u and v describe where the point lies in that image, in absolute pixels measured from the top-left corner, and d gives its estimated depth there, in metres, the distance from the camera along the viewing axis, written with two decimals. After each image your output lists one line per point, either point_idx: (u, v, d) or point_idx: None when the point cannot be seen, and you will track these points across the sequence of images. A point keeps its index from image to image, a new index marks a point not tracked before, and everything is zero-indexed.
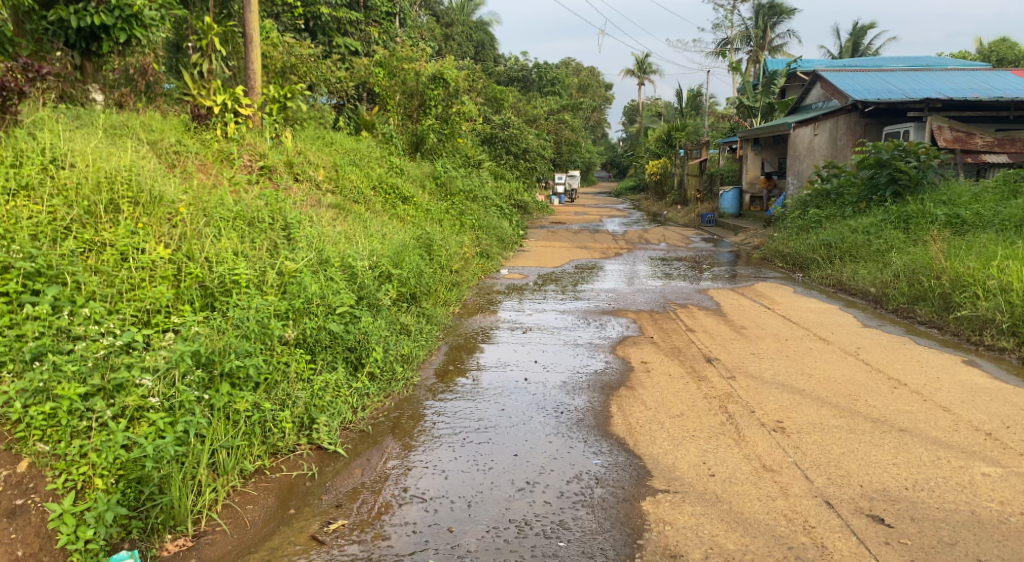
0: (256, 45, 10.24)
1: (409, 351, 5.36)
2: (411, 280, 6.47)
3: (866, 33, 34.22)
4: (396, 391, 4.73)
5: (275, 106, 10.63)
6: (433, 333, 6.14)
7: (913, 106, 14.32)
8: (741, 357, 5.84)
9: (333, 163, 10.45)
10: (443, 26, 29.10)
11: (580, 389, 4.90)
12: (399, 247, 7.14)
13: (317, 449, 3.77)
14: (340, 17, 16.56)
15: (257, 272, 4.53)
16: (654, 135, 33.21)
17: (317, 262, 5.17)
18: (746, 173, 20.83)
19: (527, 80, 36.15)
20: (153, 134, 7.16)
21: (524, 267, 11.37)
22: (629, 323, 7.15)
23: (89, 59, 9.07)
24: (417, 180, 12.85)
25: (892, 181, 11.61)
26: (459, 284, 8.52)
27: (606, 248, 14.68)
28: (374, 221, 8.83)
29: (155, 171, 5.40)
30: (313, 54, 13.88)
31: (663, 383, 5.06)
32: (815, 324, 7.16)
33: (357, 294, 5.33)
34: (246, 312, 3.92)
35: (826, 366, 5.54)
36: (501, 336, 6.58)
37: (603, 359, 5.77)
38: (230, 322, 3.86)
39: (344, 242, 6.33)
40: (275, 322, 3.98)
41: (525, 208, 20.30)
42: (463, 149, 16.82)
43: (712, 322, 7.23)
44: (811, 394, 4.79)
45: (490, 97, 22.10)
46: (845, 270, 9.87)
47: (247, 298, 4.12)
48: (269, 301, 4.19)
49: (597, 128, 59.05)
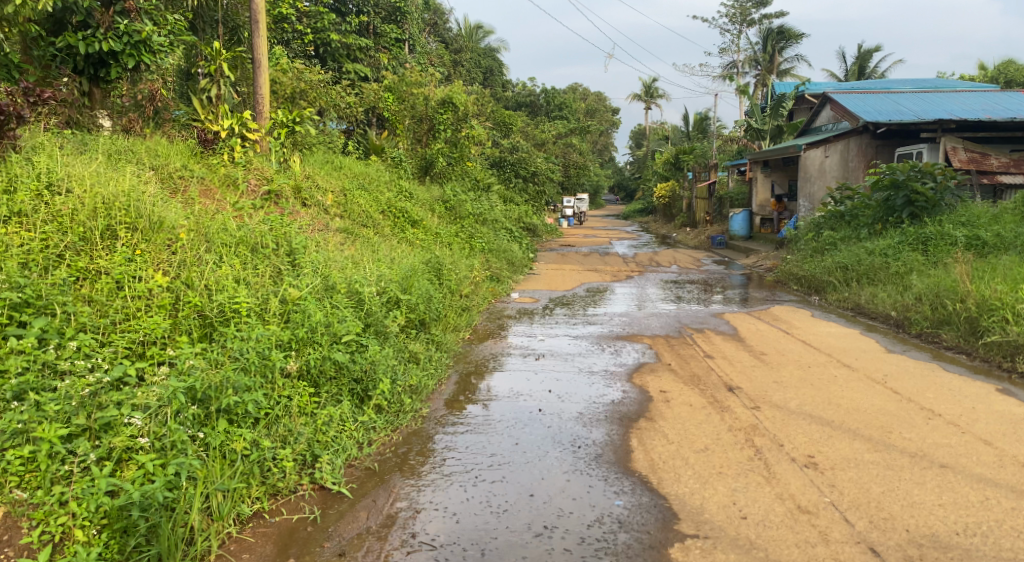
0: (265, 71, 10.17)
1: (417, 381, 5.14)
2: (420, 306, 6.27)
3: (872, 56, 34.23)
4: (404, 424, 4.51)
5: (284, 131, 10.45)
6: (442, 361, 5.92)
7: (926, 126, 14.15)
8: (764, 385, 5.58)
9: (342, 187, 10.37)
10: (451, 51, 29.27)
11: (599, 422, 4.66)
12: (408, 271, 6.97)
13: (320, 489, 3.54)
14: (349, 43, 16.66)
15: (260, 298, 4.33)
16: (663, 158, 33.22)
17: (324, 289, 4.99)
18: (756, 195, 20.67)
19: (535, 105, 37.00)
20: (159, 160, 7.05)
21: (535, 290, 11.19)
22: (645, 349, 6.91)
23: (98, 85, 9.10)
24: (426, 204, 12.71)
25: (909, 202, 11.38)
26: (470, 309, 8.31)
27: (617, 270, 14.49)
28: (383, 245, 8.69)
29: (155, 196, 5.23)
30: (324, 80, 13.83)
31: (684, 415, 4.82)
32: (838, 350, 6.90)
33: (364, 322, 5.12)
34: (245, 343, 3.71)
35: (854, 396, 5.28)
36: (513, 363, 6.35)
37: (620, 388, 5.53)
38: (229, 354, 3.64)
39: (352, 267, 6.17)
40: (276, 353, 3.78)
41: (534, 230, 20.16)
42: (472, 172, 16.71)
43: (731, 348, 7.00)
44: (841, 426, 4.53)
45: (498, 120, 22.10)
46: (864, 293, 9.65)
47: (248, 327, 3.90)
48: (270, 331, 3.98)
49: (604, 151, 59.16)
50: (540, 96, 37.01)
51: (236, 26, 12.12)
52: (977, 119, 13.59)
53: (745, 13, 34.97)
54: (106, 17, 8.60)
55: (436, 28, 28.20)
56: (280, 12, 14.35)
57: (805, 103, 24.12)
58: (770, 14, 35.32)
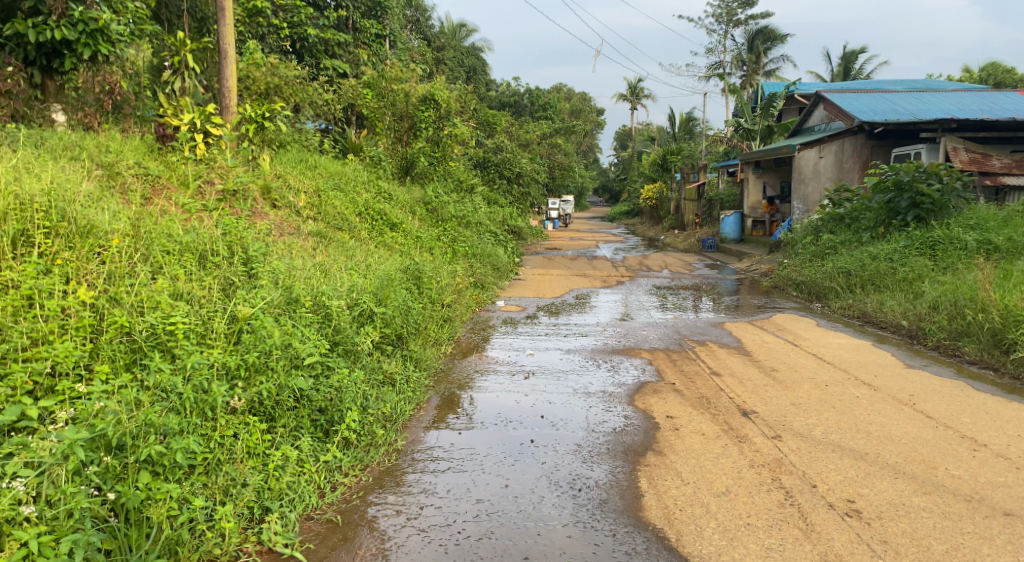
0: (232, 62, 9.52)
1: (392, 408, 4.49)
2: (397, 320, 5.63)
3: (857, 57, 34.03)
4: (375, 461, 3.88)
5: (253, 127, 9.70)
6: (421, 382, 5.29)
7: (925, 127, 13.70)
8: (780, 409, 5.01)
9: (316, 188, 9.72)
10: (434, 50, 28.69)
11: (601, 457, 4.05)
12: (384, 280, 6.34)
13: (269, 553, 2.93)
14: (327, 38, 16.05)
15: (202, 314, 3.66)
16: (650, 160, 32.76)
17: (284, 304, 4.37)
18: (748, 197, 20.15)
19: (519, 106, 36.47)
20: (110, 157, 6.41)
21: (521, 297, 10.59)
22: (645, 365, 6.31)
23: (51, 78, 8.45)
24: (407, 206, 12.08)
25: (914, 205, 10.88)
26: (453, 320, 7.65)
27: (608, 275, 13.91)
28: (358, 249, 8.06)
29: (83, 198, 4.53)
30: (300, 77, 13.17)
31: (696, 448, 4.22)
32: (854, 366, 6.35)
33: (330, 341, 4.50)
34: (177, 375, 3.06)
35: (883, 421, 4.72)
36: (500, 381, 5.73)
37: (621, 413, 4.92)
38: (155, 391, 2.99)
39: (319, 277, 5.54)
40: (218, 385, 3.13)
41: (520, 232, 19.58)
42: (456, 173, 16.10)
43: (739, 363, 6.44)
44: (877, 460, 3.97)
45: (482, 121, 21.49)
46: (870, 300, 9.16)
47: (183, 354, 3.24)
48: (211, 357, 3.31)
49: (589, 153, 58.78)
50: (525, 97, 36.51)
51: (206, 17, 11.52)
52: (978, 120, 13.14)
53: (731, 14, 34.62)
54: (59, 4, 7.92)
55: (419, 26, 27.55)
56: (253, 6, 13.68)
57: (795, 104, 23.70)
58: (756, 15, 35.01)
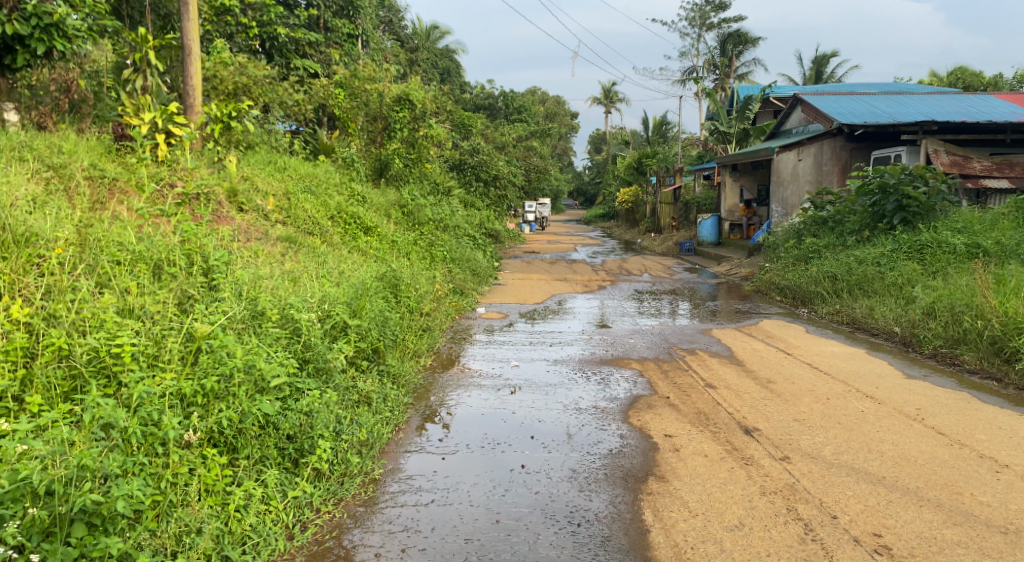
0: (196, 59, 9.06)
1: (368, 432, 4.11)
2: (372, 332, 5.25)
3: (828, 61, 34.27)
4: (349, 494, 3.48)
5: (219, 128, 9.22)
6: (399, 400, 4.91)
7: (905, 130, 13.64)
8: (784, 425, 4.71)
9: (286, 191, 9.28)
10: (408, 52, 28.25)
11: (599, 484, 3.71)
12: (358, 289, 5.95)
13: None
14: (298, 38, 15.59)
15: (153, 332, 3.25)
16: (626, 163, 32.65)
17: (247, 320, 3.96)
18: (725, 201, 19.86)
19: (494, 109, 36.22)
20: (61, 158, 5.95)
21: (501, 303, 10.24)
22: (635, 377, 5.98)
23: (2, 74, 7.93)
24: (382, 209, 11.67)
25: (900, 207, 10.75)
26: (432, 330, 7.26)
27: (589, 279, 13.61)
28: (331, 255, 7.66)
29: (16, 202, 4.06)
30: (269, 76, 12.71)
31: (700, 471, 3.90)
32: (852, 376, 6.09)
33: (300, 359, 4.11)
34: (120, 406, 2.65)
35: (894, 439, 4.44)
36: (483, 397, 5.37)
37: (616, 431, 4.59)
38: (92, 426, 2.58)
39: (287, 287, 5.14)
40: (169, 417, 2.72)
41: (497, 236, 19.25)
42: (431, 175, 15.69)
43: (733, 373, 6.16)
44: (897, 485, 3.70)
45: (457, 122, 21.11)
46: (859, 306, 8.98)
47: (129, 381, 2.82)
48: (161, 384, 2.91)
49: (563, 155, 58.63)
50: (500, 99, 36.25)
51: (169, 13, 11.07)
52: (958, 122, 13.10)
53: (705, 18, 34.64)
54: None
55: (391, 27, 27.22)
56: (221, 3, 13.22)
57: (770, 107, 23.68)
58: (729, 18, 35.10)
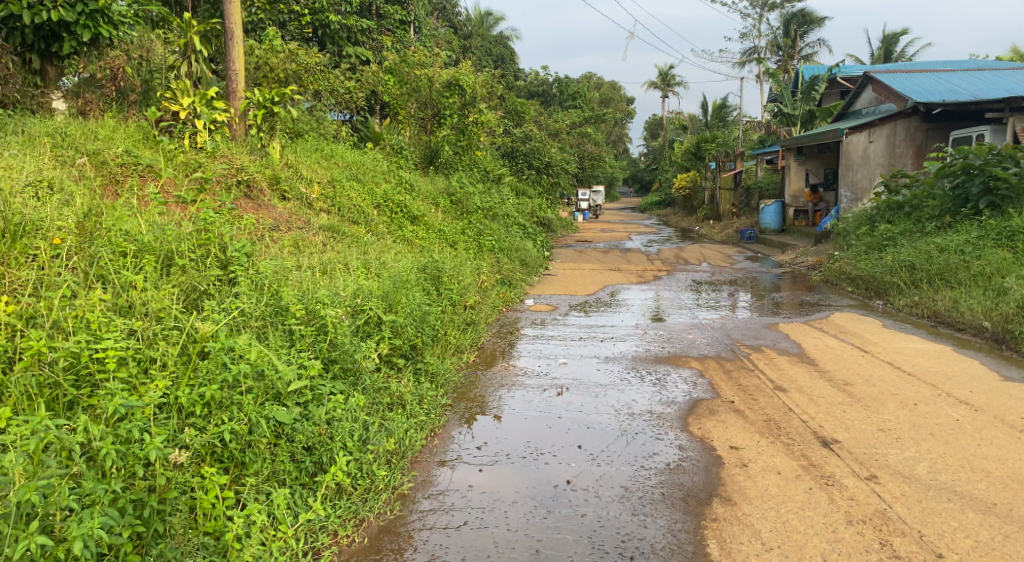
0: (239, 43, 8.85)
1: (397, 441, 3.74)
2: (409, 328, 4.87)
3: (898, 39, 32.47)
4: (373, 513, 3.13)
5: (262, 114, 9.01)
6: (436, 402, 4.52)
7: (989, 107, 12.53)
8: (868, 436, 4.14)
9: (331, 178, 9.04)
10: (461, 38, 27.96)
11: (655, 507, 3.26)
12: (397, 281, 5.58)
13: None
14: (350, 25, 15.36)
15: (148, 333, 2.98)
16: (683, 148, 31.62)
17: (267, 317, 3.65)
18: (789, 186, 18.88)
19: (548, 96, 35.62)
20: (96, 144, 5.79)
21: (551, 295, 9.79)
22: (696, 378, 5.46)
23: (50, 62, 7.85)
24: (430, 197, 11.35)
25: (987, 190, 9.81)
26: (476, 323, 6.86)
27: (643, 269, 13.01)
28: (374, 245, 7.33)
29: (22, 192, 3.78)
30: (319, 63, 12.51)
31: (773, 493, 3.40)
32: (941, 379, 5.42)
33: (325, 359, 3.76)
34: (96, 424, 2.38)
35: (1000, 456, 3.82)
36: (526, 398, 4.93)
37: (675, 442, 4.09)
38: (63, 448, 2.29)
39: (320, 280, 4.80)
40: (151, 436, 2.42)
41: (549, 224, 18.77)
42: (482, 162, 15.28)
43: (804, 374, 5.58)
44: (1013, 515, 3.13)
45: (510, 109, 20.66)
46: (941, 298, 8.19)
47: (111, 392, 2.53)
48: (149, 395, 2.62)
49: (618, 143, 57.49)
50: (554, 86, 35.59)
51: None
52: None
53: None
54: None
55: (445, 13, 26.94)
56: None
57: (837, 87, 22.42)
58: None
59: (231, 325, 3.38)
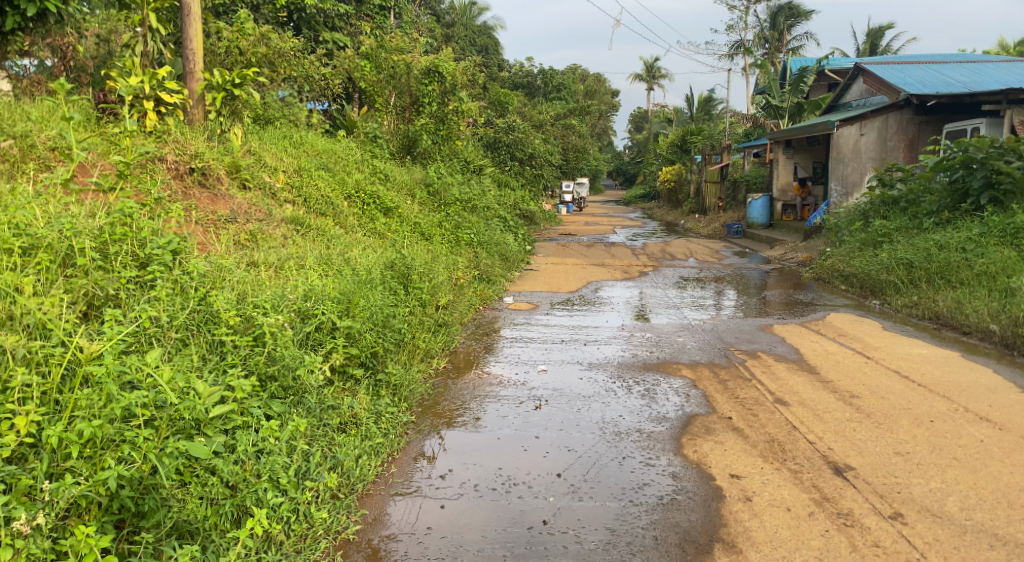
0: (197, 20, 8.20)
1: (345, 473, 3.21)
2: (368, 335, 4.31)
3: (883, 34, 32.30)
4: None
5: (223, 97, 8.34)
6: (396, 419, 3.97)
7: (985, 100, 12.09)
8: (885, 462, 3.66)
9: (297, 167, 8.44)
10: (444, 27, 27.35)
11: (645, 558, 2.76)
12: (359, 280, 5.02)
13: None
14: (327, 8, 14.67)
15: (22, 352, 2.43)
16: (669, 141, 31.13)
17: (189, 327, 3.10)
18: (777, 179, 18.45)
19: (532, 87, 34.96)
20: (25, 125, 5.24)
21: (531, 292, 9.27)
22: (687, 389, 4.95)
23: None
24: (405, 188, 10.78)
25: (989, 184, 9.39)
26: (449, 325, 6.31)
27: (629, 264, 12.53)
28: (341, 239, 6.76)
29: None
30: (291, 46, 11.83)
31: (784, 537, 2.90)
32: (954, 391, 4.95)
33: (262, 375, 3.19)
34: None
35: None
36: (500, 412, 4.40)
37: (666, 468, 3.59)
38: None
39: (265, 283, 4.22)
40: None
41: (532, 218, 18.25)
42: (462, 153, 14.68)
43: (805, 384, 5.10)
44: None
45: (495, 100, 20.11)
46: (943, 298, 7.77)
47: None
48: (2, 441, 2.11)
49: (603, 135, 56.90)
50: (539, 77, 34.93)
51: None
52: None
53: None
54: None
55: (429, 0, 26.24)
56: None
57: (825, 79, 22.01)
58: None
59: (134, 342, 2.83)
